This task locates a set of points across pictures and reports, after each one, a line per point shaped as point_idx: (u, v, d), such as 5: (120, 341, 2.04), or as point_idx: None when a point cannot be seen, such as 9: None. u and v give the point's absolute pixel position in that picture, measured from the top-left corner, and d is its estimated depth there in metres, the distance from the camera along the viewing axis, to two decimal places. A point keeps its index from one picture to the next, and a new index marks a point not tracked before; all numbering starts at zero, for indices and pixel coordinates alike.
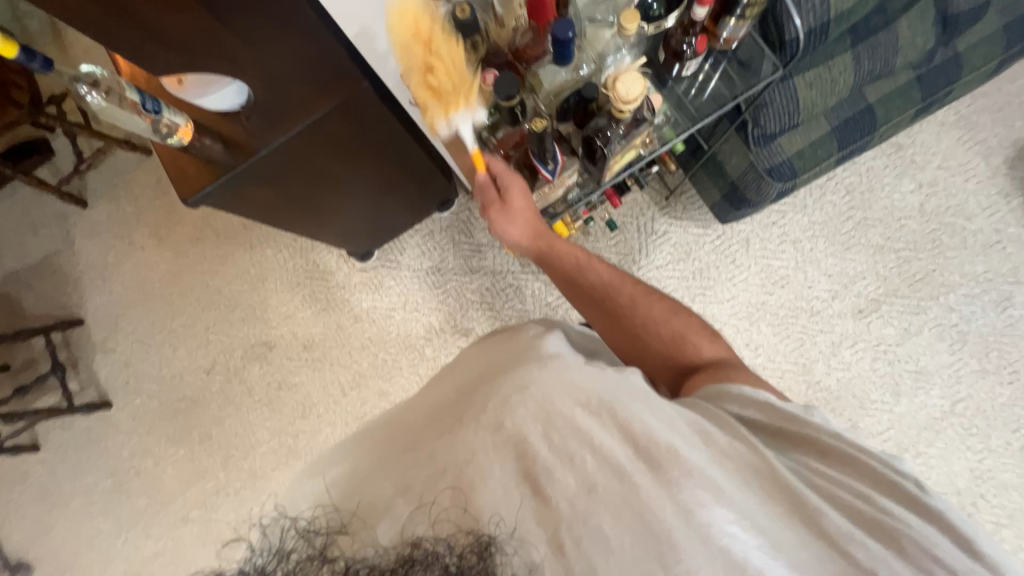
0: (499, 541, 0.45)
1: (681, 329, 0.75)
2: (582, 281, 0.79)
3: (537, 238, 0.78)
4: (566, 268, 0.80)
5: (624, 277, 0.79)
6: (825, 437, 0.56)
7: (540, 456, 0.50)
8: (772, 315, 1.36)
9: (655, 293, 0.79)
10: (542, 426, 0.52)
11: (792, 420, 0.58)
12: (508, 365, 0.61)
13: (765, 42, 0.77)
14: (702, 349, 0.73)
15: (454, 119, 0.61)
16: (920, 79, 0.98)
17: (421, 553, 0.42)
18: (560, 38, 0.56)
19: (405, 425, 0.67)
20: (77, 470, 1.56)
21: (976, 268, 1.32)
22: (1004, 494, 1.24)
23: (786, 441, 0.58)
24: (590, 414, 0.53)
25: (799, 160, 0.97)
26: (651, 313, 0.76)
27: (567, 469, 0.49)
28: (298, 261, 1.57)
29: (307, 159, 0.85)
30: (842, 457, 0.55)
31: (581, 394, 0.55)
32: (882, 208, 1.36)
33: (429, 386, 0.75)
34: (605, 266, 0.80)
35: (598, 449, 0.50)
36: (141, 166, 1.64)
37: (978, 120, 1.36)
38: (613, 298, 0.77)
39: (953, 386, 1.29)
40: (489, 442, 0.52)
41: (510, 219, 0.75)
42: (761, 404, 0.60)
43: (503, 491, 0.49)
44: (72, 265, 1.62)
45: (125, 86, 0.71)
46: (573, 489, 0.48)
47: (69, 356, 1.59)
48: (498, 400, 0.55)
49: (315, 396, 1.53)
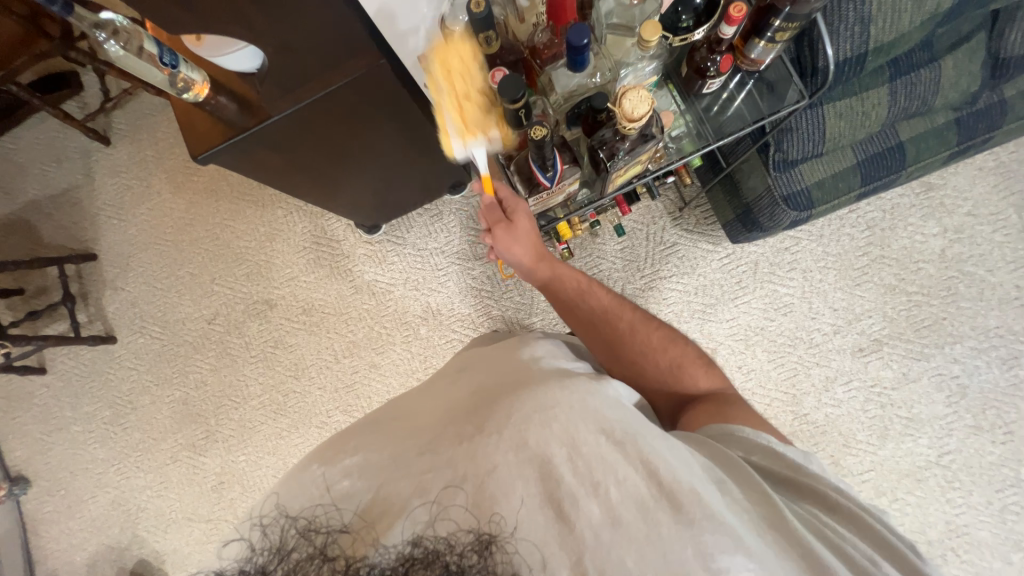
0: (501, 540, 0.45)
1: (678, 359, 0.77)
2: (583, 307, 0.81)
3: (539, 260, 0.79)
4: (568, 295, 0.83)
5: (623, 305, 0.82)
6: (829, 491, 0.59)
7: (564, 481, 0.49)
8: (770, 341, 1.34)
9: (655, 321, 0.81)
10: (566, 449, 0.51)
11: (797, 471, 0.61)
12: (534, 383, 0.60)
13: (797, 66, 0.73)
14: (698, 381, 0.75)
15: (469, 144, 0.70)
16: (960, 121, 0.94)
17: (421, 551, 0.42)
18: (572, 44, 0.54)
19: (410, 418, 0.66)
20: (78, 398, 1.63)
21: (988, 322, 1.28)
22: (976, 551, 1.23)
23: (794, 491, 0.60)
24: (613, 444, 0.53)
25: (817, 190, 0.94)
26: (650, 342, 0.78)
27: (591, 497, 0.48)
28: (307, 226, 1.59)
29: (318, 130, 0.85)
30: (845, 514, 0.57)
31: (604, 424, 0.55)
32: (902, 248, 1.32)
33: (438, 387, 0.74)
34: (605, 292, 0.82)
35: (620, 481, 0.49)
36: (164, 111, 1.65)
37: (1018, 170, 1.30)
38: (614, 325, 0.79)
39: (943, 437, 1.27)
40: (511, 458, 0.50)
41: (514, 239, 0.76)
42: (773, 455, 0.63)
43: (525, 510, 0.47)
44: (90, 201, 1.66)
45: (145, 38, 0.70)
46: (597, 520, 0.47)
47: (80, 288, 1.64)
48: (521, 418, 0.54)
49: (309, 359, 1.56)
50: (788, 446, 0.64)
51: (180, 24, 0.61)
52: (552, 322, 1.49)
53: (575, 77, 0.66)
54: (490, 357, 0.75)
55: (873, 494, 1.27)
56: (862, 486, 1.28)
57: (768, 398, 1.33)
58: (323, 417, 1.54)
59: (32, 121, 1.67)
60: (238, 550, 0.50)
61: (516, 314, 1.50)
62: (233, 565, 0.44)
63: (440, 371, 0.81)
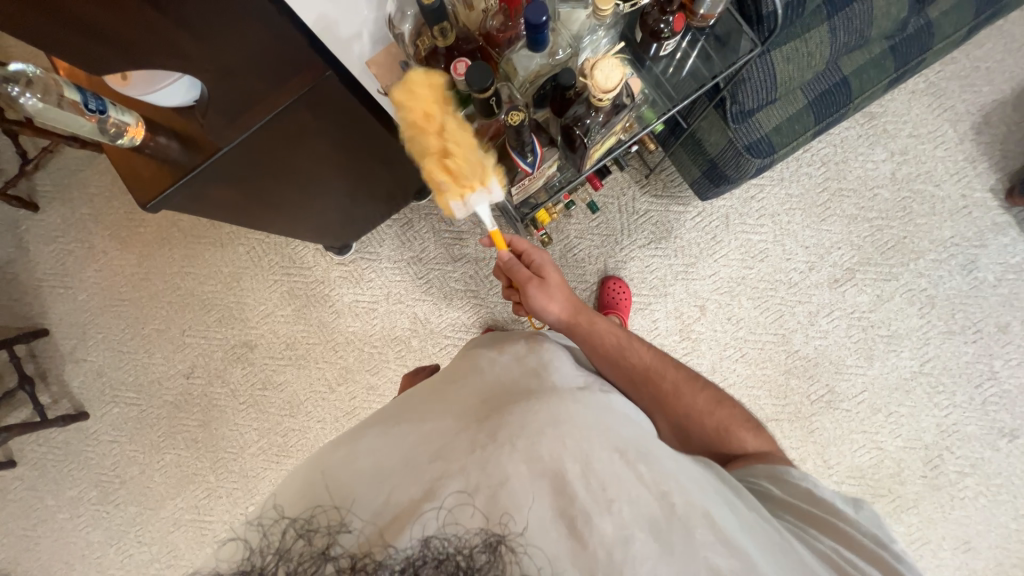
0: (510, 540, 0.46)
1: (726, 421, 0.76)
2: (627, 362, 0.79)
3: (575, 314, 0.83)
4: (609, 348, 0.80)
5: (667, 363, 0.80)
6: (851, 531, 0.62)
7: (578, 496, 0.51)
8: (752, 289, 1.39)
9: (699, 381, 0.79)
10: (580, 466, 0.53)
11: (827, 511, 0.64)
12: (545, 393, 0.61)
13: (742, 16, 0.75)
14: (747, 444, 0.75)
15: (469, 200, 0.66)
16: (893, 48, 0.98)
17: (431, 553, 0.40)
18: (531, 23, 0.53)
19: (419, 414, 0.64)
20: (59, 484, 1.52)
21: (944, 234, 1.37)
22: (968, 445, 1.33)
23: (817, 526, 0.63)
24: (626, 462, 0.55)
25: (776, 135, 0.97)
26: (695, 403, 0.77)
27: (604, 515, 0.50)
28: (273, 258, 1.52)
29: (270, 154, 0.80)
30: (868, 552, 0.60)
31: (619, 442, 0.57)
32: (857, 178, 1.39)
33: (443, 384, 0.71)
34: (648, 349, 0.81)
35: (632, 499, 0.52)
36: (92, 164, 1.54)
37: (947, 87, 1.38)
38: (658, 384, 0.78)
39: (922, 347, 1.35)
40: (524, 470, 0.52)
41: (547, 292, 0.83)
42: (803, 495, 0.66)
43: (539, 523, 0.49)
44: (29, 273, 1.53)
45: (64, 85, 0.66)
46: (610, 536, 0.49)
47: (37, 367, 1.52)
48: (536, 430, 0.55)
49: (303, 394, 1.51)
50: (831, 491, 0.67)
51: (105, 63, 0.56)
52: None
53: (536, 57, 0.64)
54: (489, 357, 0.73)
55: (869, 412, 1.35)
56: (859, 407, 1.35)
57: (760, 342, 1.38)
58: None
59: None
60: (233, 550, 0.49)
61: (505, 308, 1.49)
62: (231, 569, 0.40)
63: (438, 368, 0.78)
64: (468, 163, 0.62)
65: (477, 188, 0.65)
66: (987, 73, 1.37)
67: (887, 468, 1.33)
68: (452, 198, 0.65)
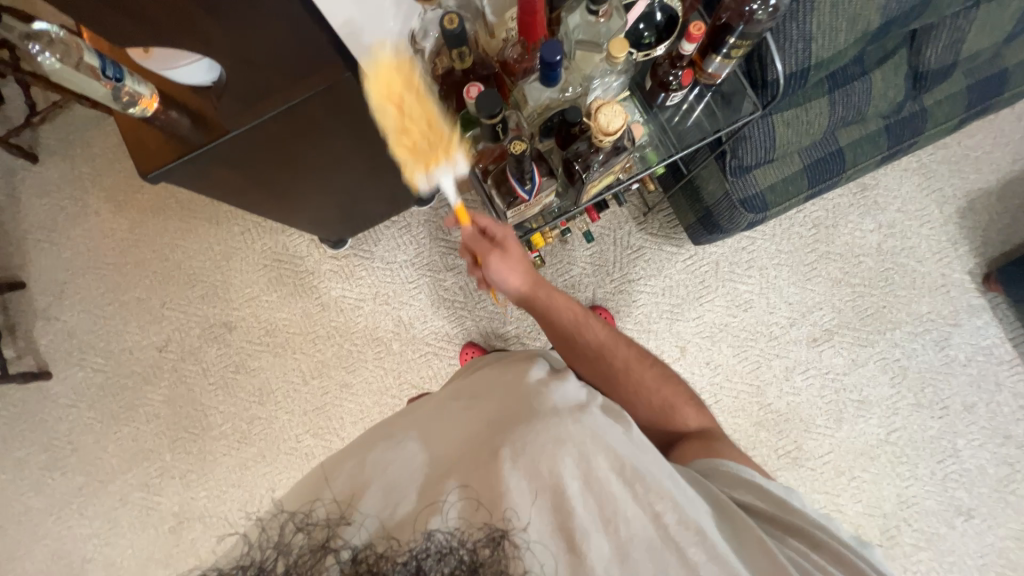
0: (512, 535, 0.48)
1: (671, 397, 0.79)
2: (580, 341, 0.79)
3: (535, 287, 0.79)
4: (565, 326, 0.80)
5: (619, 340, 0.81)
6: (809, 527, 0.62)
7: (577, 513, 0.52)
8: (733, 336, 1.41)
9: (648, 358, 0.81)
10: (580, 481, 0.54)
11: (782, 508, 0.65)
12: (545, 406, 0.60)
13: (749, 79, 0.78)
14: (688, 419, 0.78)
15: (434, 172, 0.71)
16: (888, 128, 1.03)
17: (434, 546, 0.43)
18: (547, 61, 0.55)
19: (436, 422, 0.66)
20: (7, 443, 1.47)
21: (922, 309, 1.41)
22: (924, 519, 1.34)
23: (778, 527, 0.63)
24: (623, 481, 0.55)
25: (770, 194, 1.01)
26: (643, 379, 0.79)
27: (604, 533, 0.52)
28: (267, 242, 1.52)
29: (279, 143, 0.81)
30: (837, 555, 0.59)
31: (617, 462, 0.56)
32: (845, 243, 1.43)
33: (447, 398, 0.71)
34: (603, 326, 0.81)
35: (629, 519, 0.53)
36: (100, 125, 1.54)
37: (937, 169, 1.44)
38: (609, 362, 0.79)
39: (890, 416, 1.38)
40: (525, 484, 0.52)
41: (510, 266, 0.76)
42: (756, 490, 0.67)
43: (540, 536, 0.50)
44: (16, 224, 1.51)
45: (84, 49, 0.66)
46: (606, 555, 0.51)
47: (6, 320, 1.49)
48: (536, 446, 0.55)
49: (275, 382, 1.48)
50: (771, 482, 0.69)
51: (125, 35, 0.58)
52: (527, 329, 1.50)
53: (546, 91, 0.67)
54: (492, 375, 0.71)
55: (833, 474, 1.36)
56: (823, 468, 1.37)
57: (735, 391, 1.39)
58: (291, 442, 1.46)
59: None
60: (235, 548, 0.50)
61: (490, 323, 1.50)
62: (230, 562, 0.43)
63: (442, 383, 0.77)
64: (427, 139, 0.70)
65: (442, 162, 0.70)
66: (975, 161, 1.44)
67: None
68: (416, 171, 0.72)
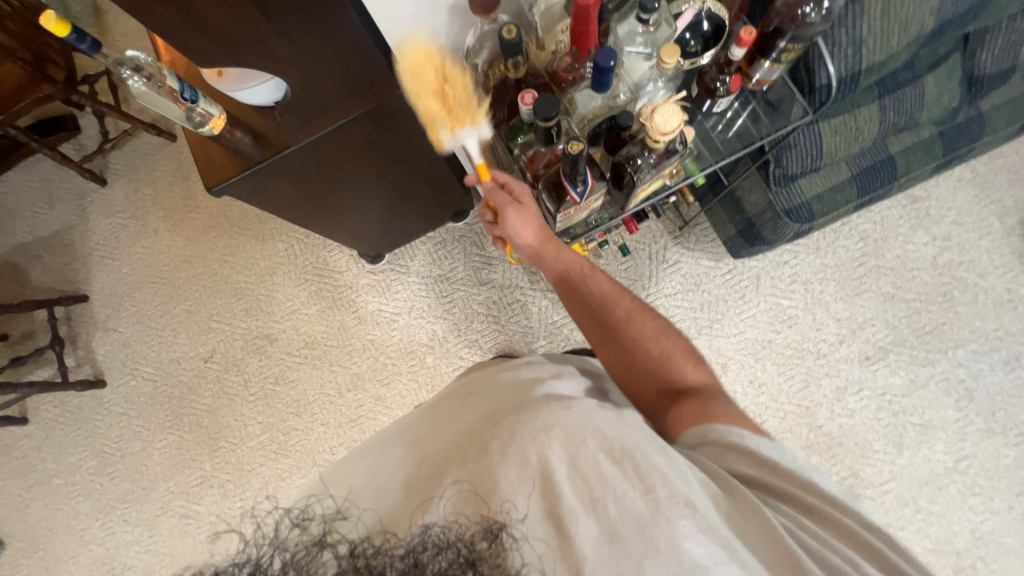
0: (510, 527, 0.46)
1: (668, 349, 0.75)
2: (582, 289, 0.78)
3: (545, 243, 0.77)
4: (569, 275, 0.79)
5: (621, 291, 0.79)
6: (809, 497, 0.59)
7: (565, 497, 0.48)
8: (777, 354, 1.35)
9: (650, 311, 0.78)
10: (567, 466, 0.50)
11: (774, 473, 0.61)
12: (536, 400, 0.59)
13: (795, 86, 0.77)
14: (687, 374, 0.73)
15: (458, 135, 0.72)
16: (942, 134, 1.00)
17: (431, 540, 0.42)
18: (600, 66, 0.56)
19: (433, 429, 0.66)
20: (62, 448, 1.54)
21: (986, 326, 1.32)
22: (1004, 559, 1.22)
23: (773, 495, 0.60)
24: (613, 460, 0.51)
25: (817, 203, 0.98)
26: (643, 330, 0.76)
27: (590, 515, 0.48)
28: (308, 257, 1.58)
29: (332, 158, 0.86)
30: (822, 516, 0.57)
31: (604, 440, 0.53)
32: (896, 257, 1.37)
33: (447, 404, 0.72)
34: (606, 278, 0.80)
35: (619, 497, 0.49)
36: (163, 150, 1.66)
37: (995, 179, 1.37)
38: (609, 310, 0.77)
39: (958, 442, 1.28)
40: (514, 476, 0.50)
41: (524, 219, 0.74)
42: (751, 457, 0.62)
43: (534, 526, 0.47)
44: (84, 241, 1.63)
45: (167, 74, 0.72)
46: (595, 536, 0.47)
47: (69, 331, 1.59)
48: (524, 435, 0.53)
49: (312, 394, 1.51)
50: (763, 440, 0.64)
51: (212, 57, 0.63)
52: (560, 344, 1.49)
53: (596, 98, 0.70)
54: (494, 378, 0.73)
55: (894, 505, 1.26)
56: (884, 497, 1.26)
57: (781, 411, 1.32)
58: (326, 455, 1.48)
59: (27, 164, 1.66)
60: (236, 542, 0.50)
61: (523, 338, 1.49)
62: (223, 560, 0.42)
63: (447, 390, 0.79)
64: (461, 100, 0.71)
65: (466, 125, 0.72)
66: None
67: None
68: (443, 131, 0.72)
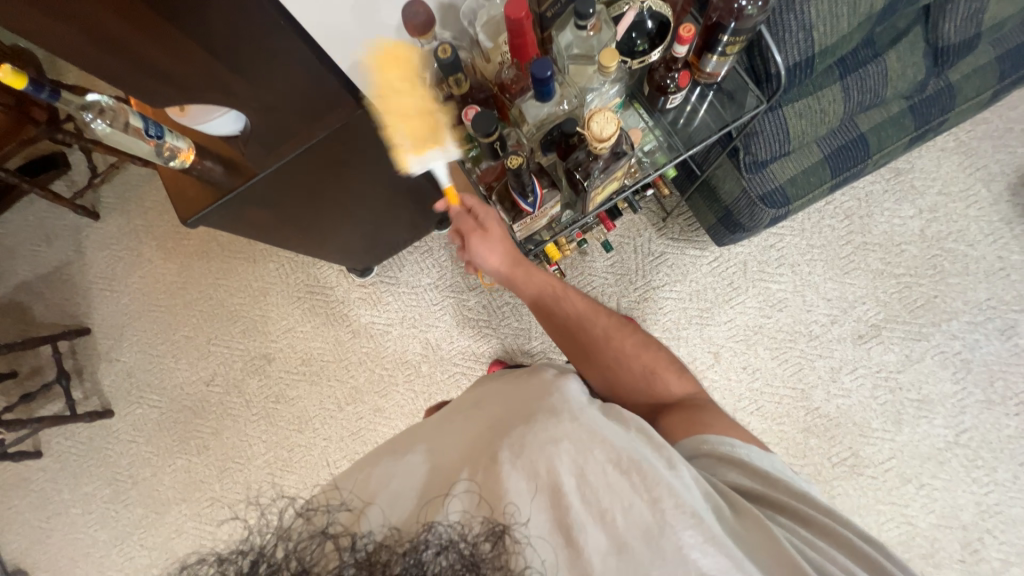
0: (513, 530, 0.46)
1: (651, 364, 0.75)
2: (560, 312, 0.79)
3: (516, 266, 0.78)
4: (544, 299, 0.80)
5: (599, 310, 0.79)
6: (808, 509, 0.58)
7: (574, 508, 0.48)
8: (770, 339, 1.35)
9: (630, 326, 0.79)
10: (575, 477, 0.50)
11: (769, 485, 0.61)
12: (540, 405, 0.59)
13: (751, 75, 0.77)
14: (670, 386, 0.74)
15: (425, 156, 0.70)
16: (913, 108, 0.99)
17: (433, 539, 0.41)
18: (537, 77, 0.57)
19: (444, 434, 0.64)
20: (76, 479, 1.58)
21: (980, 296, 1.30)
22: (1012, 529, 1.20)
23: (771, 507, 0.59)
24: (620, 472, 0.51)
25: (791, 187, 0.98)
26: (623, 347, 0.76)
27: (599, 526, 0.48)
28: (300, 275, 1.60)
29: (304, 182, 0.87)
30: (822, 528, 0.56)
31: (611, 451, 0.53)
32: (882, 233, 1.35)
33: (454, 415, 0.70)
34: (581, 298, 0.80)
35: (626, 509, 0.49)
36: (152, 180, 1.69)
37: (979, 146, 1.35)
38: (588, 332, 0.77)
39: (957, 415, 1.26)
40: (523, 484, 0.49)
41: (490, 246, 0.75)
42: (745, 467, 0.63)
43: (538, 531, 0.47)
44: (82, 275, 1.66)
45: (131, 113, 0.75)
46: (603, 547, 0.47)
47: (75, 364, 1.62)
48: (533, 444, 0.52)
49: (313, 410, 1.54)
50: (760, 454, 0.64)
51: (165, 98, 0.63)
52: (552, 344, 1.49)
53: (543, 107, 0.70)
54: (501, 388, 0.71)
55: (897, 483, 1.25)
56: (886, 476, 1.26)
57: (777, 395, 1.32)
58: (330, 468, 1.50)
59: (21, 204, 1.69)
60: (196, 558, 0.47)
61: (515, 340, 1.50)
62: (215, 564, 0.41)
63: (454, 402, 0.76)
64: (423, 121, 0.70)
65: (432, 146, 0.70)
66: (1021, 134, 1.35)
67: (919, 547, 1.21)
68: (408, 154, 0.69)
